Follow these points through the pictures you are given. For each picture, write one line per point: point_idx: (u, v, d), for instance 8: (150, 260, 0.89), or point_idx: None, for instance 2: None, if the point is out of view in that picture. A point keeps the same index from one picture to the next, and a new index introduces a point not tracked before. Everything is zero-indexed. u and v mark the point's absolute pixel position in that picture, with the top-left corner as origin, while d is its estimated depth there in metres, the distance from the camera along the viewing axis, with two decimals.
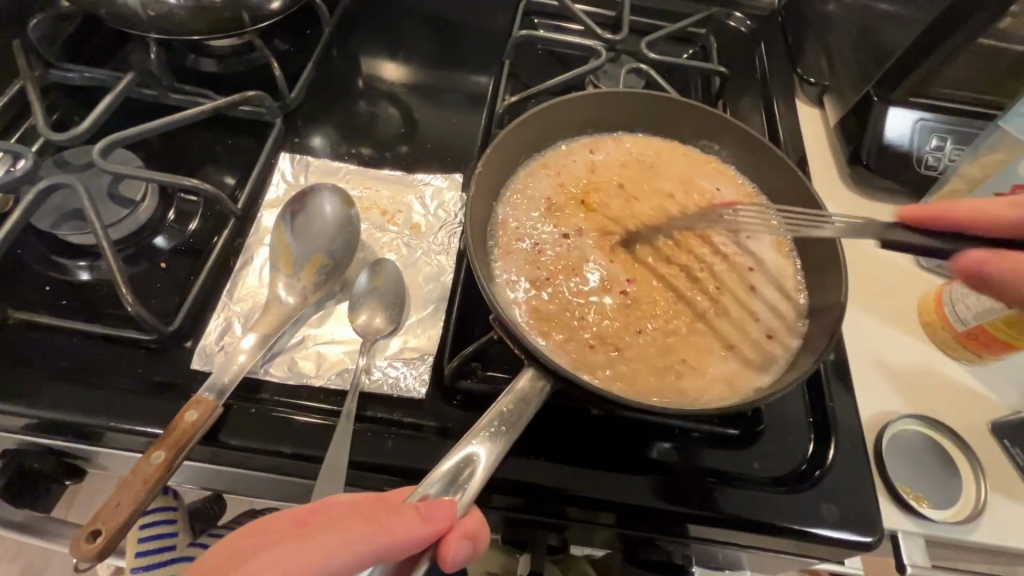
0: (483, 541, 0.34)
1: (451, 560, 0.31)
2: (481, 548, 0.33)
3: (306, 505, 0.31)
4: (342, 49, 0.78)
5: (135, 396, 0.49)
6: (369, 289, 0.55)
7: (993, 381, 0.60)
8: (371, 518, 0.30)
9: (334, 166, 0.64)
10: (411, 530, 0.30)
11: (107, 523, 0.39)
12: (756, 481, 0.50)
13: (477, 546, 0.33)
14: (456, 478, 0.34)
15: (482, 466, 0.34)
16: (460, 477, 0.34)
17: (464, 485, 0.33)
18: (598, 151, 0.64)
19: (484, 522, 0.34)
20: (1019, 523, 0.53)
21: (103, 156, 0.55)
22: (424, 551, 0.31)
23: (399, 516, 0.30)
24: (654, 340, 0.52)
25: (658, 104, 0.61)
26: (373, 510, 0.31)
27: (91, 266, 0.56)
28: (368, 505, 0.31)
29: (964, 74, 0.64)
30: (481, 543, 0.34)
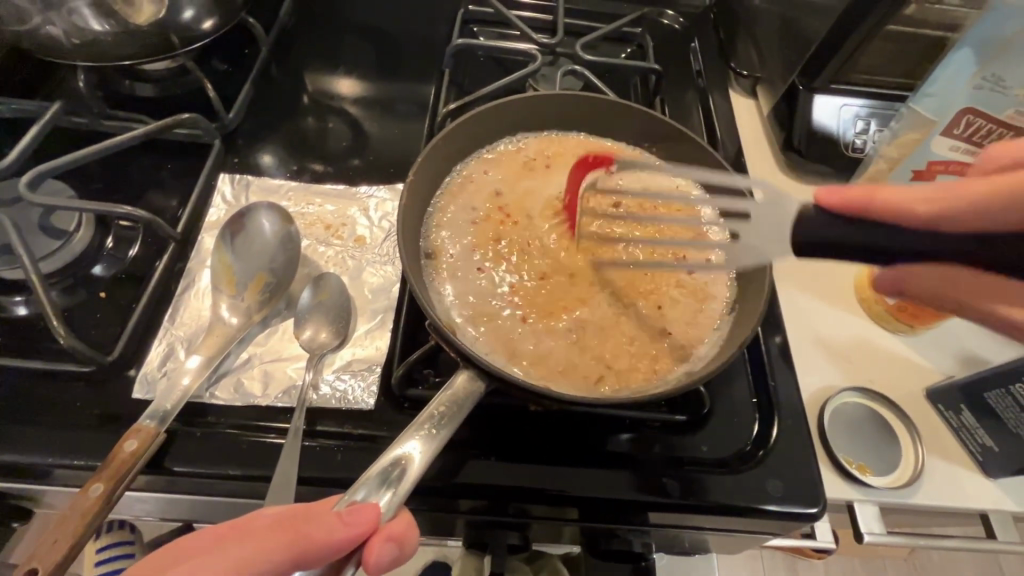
0: (412, 541, 0.36)
1: (375, 563, 0.33)
2: (408, 549, 0.36)
3: (225, 522, 0.33)
4: (282, 67, 0.78)
5: (76, 429, 0.48)
6: (314, 304, 0.55)
7: (927, 350, 0.63)
8: (292, 527, 0.32)
9: (276, 183, 0.64)
10: (333, 537, 0.32)
11: (44, 562, 0.38)
12: (704, 463, 0.52)
13: (404, 548, 0.35)
14: (387, 479, 0.36)
15: (413, 467, 0.36)
16: (391, 478, 0.36)
17: (395, 487, 0.35)
18: (529, 154, 0.65)
19: (411, 525, 0.36)
20: (955, 482, 0.55)
21: (29, 187, 0.54)
22: (350, 555, 0.33)
23: (321, 524, 0.32)
24: (595, 333, 0.53)
25: (579, 103, 0.63)
26: (293, 519, 0.33)
27: (27, 301, 0.55)
28: (289, 516, 0.33)
29: (878, 59, 0.67)
30: (409, 546, 0.36)
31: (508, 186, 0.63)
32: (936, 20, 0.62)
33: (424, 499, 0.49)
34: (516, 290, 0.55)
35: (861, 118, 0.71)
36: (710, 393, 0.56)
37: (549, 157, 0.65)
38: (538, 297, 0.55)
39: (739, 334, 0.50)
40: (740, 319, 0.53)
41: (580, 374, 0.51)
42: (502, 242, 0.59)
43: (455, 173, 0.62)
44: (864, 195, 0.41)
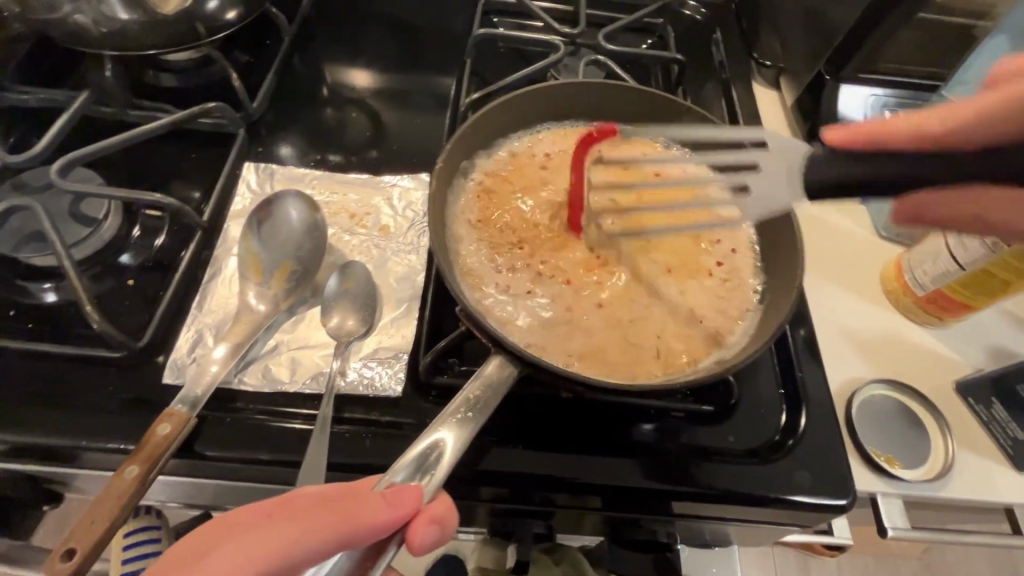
0: (450, 527, 0.36)
1: (417, 545, 0.34)
2: (449, 531, 0.36)
3: (270, 500, 0.33)
4: (303, 58, 0.78)
5: (108, 413, 0.49)
6: (340, 292, 0.55)
7: (957, 343, 0.62)
8: (334, 508, 0.32)
9: (300, 173, 0.64)
10: (376, 516, 0.32)
11: (83, 542, 0.39)
12: (731, 454, 0.51)
13: (446, 529, 0.35)
14: (423, 462, 0.36)
15: (449, 451, 0.36)
16: (427, 462, 0.36)
17: (432, 471, 0.35)
18: (547, 145, 0.65)
19: (451, 509, 0.36)
20: (985, 475, 0.55)
21: (60, 174, 0.54)
22: (392, 537, 0.34)
23: (363, 505, 0.32)
24: (625, 324, 0.53)
25: (597, 92, 0.62)
26: (338, 500, 0.33)
27: (57, 288, 0.56)
28: (331, 496, 0.33)
29: (907, 49, 0.67)
30: (449, 528, 0.36)
31: (530, 178, 0.62)
32: (970, 8, 0.61)
33: (450, 486, 0.49)
34: (543, 282, 0.55)
35: (887, 107, 0.70)
36: (737, 383, 0.56)
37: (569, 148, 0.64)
38: (564, 285, 0.55)
39: (770, 322, 0.50)
40: (769, 308, 0.53)
41: (611, 365, 0.51)
42: (526, 233, 0.58)
43: (474, 166, 0.62)
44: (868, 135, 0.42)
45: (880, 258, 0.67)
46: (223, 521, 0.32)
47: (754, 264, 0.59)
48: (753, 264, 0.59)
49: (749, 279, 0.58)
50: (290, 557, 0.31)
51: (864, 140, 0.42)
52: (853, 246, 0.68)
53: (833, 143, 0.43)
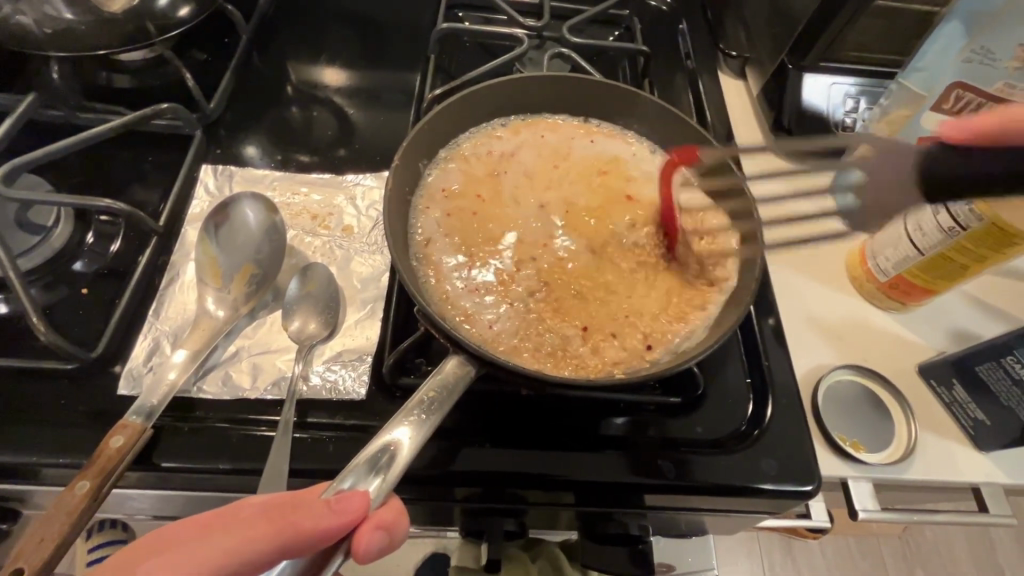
0: (401, 531, 0.36)
1: (365, 551, 0.34)
2: (399, 537, 0.36)
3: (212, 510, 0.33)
4: (264, 56, 0.76)
5: (61, 427, 0.47)
6: (302, 295, 0.54)
7: (919, 326, 0.63)
8: (277, 516, 0.32)
9: (260, 174, 0.63)
10: (322, 524, 0.32)
11: (28, 562, 0.38)
12: (698, 445, 0.52)
13: (394, 537, 0.35)
14: (375, 465, 0.36)
15: (402, 453, 0.36)
16: (379, 464, 0.36)
17: (384, 472, 0.35)
18: (508, 141, 0.64)
19: (401, 514, 0.36)
20: (948, 456, 0.56)
21: (3, 183, 0.52)
22: (339, 544, 0.34)
23: (310, 512, 0.33)
24: (594, 320, 0.53)
25: (552, 84, 0.62)
26: (279, 510, 0.33)
27: (5, 299, 0.54)
28: (276, 505, 0.33)
29: (867, 37, 0.67)
30: (399, 533, 0.36)
31: (494, 175, 0.61)
32: None
33: (418, 488, 0.49)
34: (512, 279, 0.55)
35: (850, 96, 0.71)
36: (704, 374, 0.56)
37: (530, 144, 0.64)
38: (526, 281, 0.55)
39: (735, 308, 0.50)
40: (731, 296, 0.53)
41: (582, 360, 0.51)
42: (493, 230, 0.58)
43: (435, 164, 0.61)
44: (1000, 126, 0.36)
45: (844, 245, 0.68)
46: (162, 531, 0.32)
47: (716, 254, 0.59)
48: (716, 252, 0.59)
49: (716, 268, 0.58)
50: (227, 568, 0.31)
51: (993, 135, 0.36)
52: None
53: (956, 141, 0.38)
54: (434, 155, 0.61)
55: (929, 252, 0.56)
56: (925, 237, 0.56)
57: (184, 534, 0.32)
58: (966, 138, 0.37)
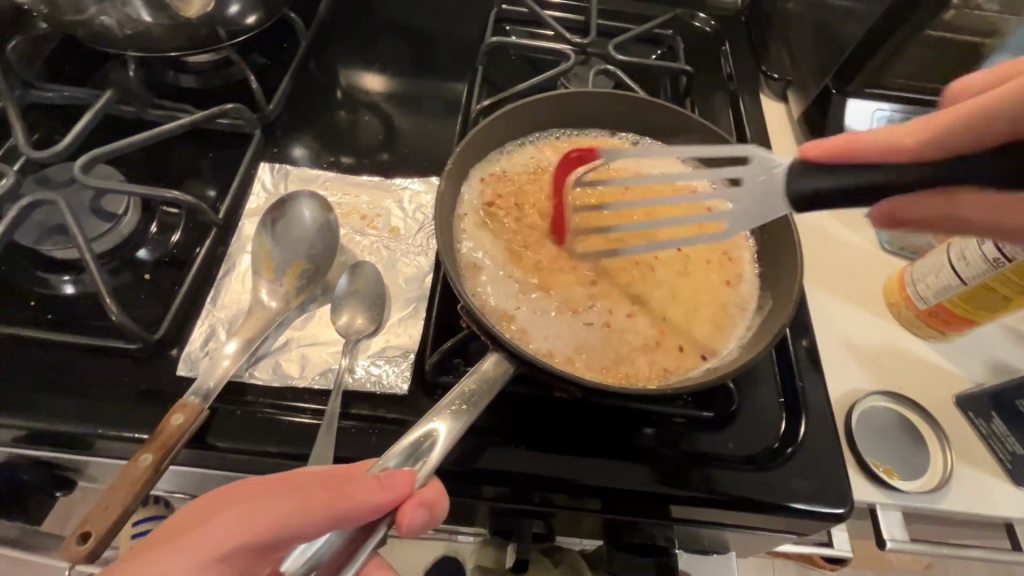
0: (441, 509, 0.38)
1: (407, 525, 0.36)
2: (438, 516, 0.37)
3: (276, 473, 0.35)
4: (318, 62, 0.79)
5: (122, 403, 0.50)
6: (350, 291, 0.56)
7: (957, 357, 0.62)
8: (332, 487, 0.35)
9: (313, 174, 0.65)
10: (371, 497, 0.34)
11: (97, 526, 0.40)
12: (729, 460, 0.52)
13: (435, 513, 0.37)
14: (415, 450, 0.38)
15: (441, 439, 0.38)
16: (419, 450, 0.38)
17: (424, 458, 0.37)
18: (547, 155, 0.66)
19: (442, 495, 0.38)
20: (984, 489, 0.55)
21: (82, 171, 0.56)
22: (383, 517, 0.35)
23: (362, 486, 0.35)
24: (637, 331, 0.54)
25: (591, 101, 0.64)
26: (333, 482, 0.35)
27: (75, 280, 0.57)
28: (331, 476, 0.35)
29: (914, 67, 0.68)
30: (439, 511, 0.38)
31: (535, 187, 0.63)
32: (975, 25, 0.62)
33: (451, 484, 0.51)
34: (555, 288, 0.56)
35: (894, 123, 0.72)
36: (738, 391, 0.56)
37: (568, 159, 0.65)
38: (567, 289, 0.56)
39: (775, 322, 0.51)
40: (769, 315, 0.53)
41: (624, 367, 0.52)
42: (535, 240, 0.59)
43: (479, 177, 0.63)
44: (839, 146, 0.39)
45: (882, 271, 0.68)
46: (228, 492, 0.35)
47: (752, 270, 0.60)
48: (754, 269, 0.60)
49: (751, 284, 0.59)
50: (283, 531, 0.33)
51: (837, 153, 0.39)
52: (853, 258, 0.69)
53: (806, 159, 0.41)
54: (477, 168, 0.62)
55: (972, 282, 0.56)
56: (968, 266, 0.56)
57: (248, 496, 0.35)
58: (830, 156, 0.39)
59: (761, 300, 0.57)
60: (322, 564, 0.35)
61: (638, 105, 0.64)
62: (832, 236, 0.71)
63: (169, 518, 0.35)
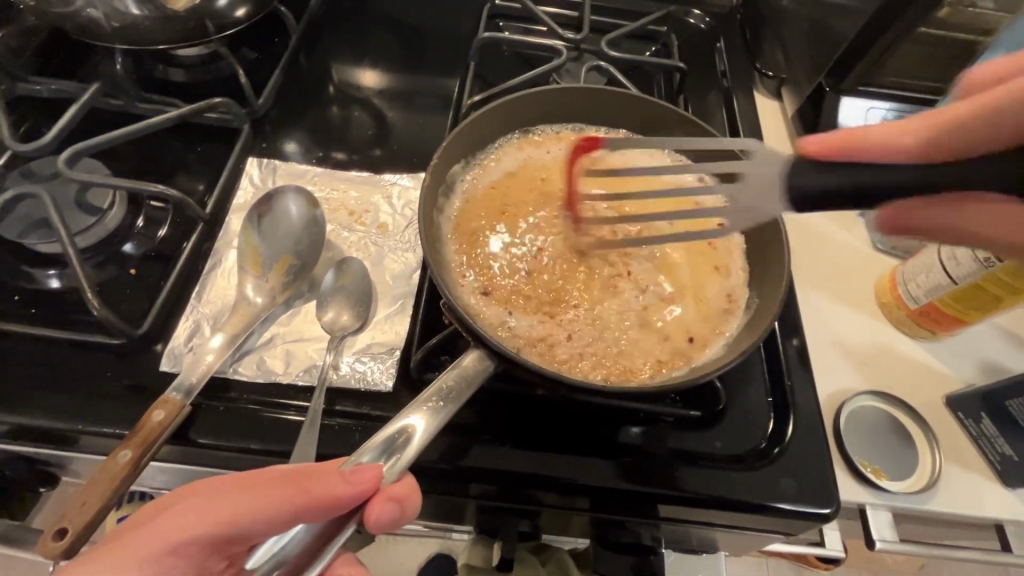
0: (413, 506, 0.37)
1: (376, 521, 0.35)
2: (410, 513, 0.37)
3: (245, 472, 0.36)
4: (310, 57, 0.79)
5: (105, 399, 0.50)
6: (337, 287, 0.56)
7: (948, 357, 0.62)
8: (297, 484, 0.35)
9: (302, 169, 0.65)
10: (337, 492, 0.34)
11: (73, 523, 0.40)
12: (716, 459, 0.52)
13: (404, 511, 0.37)
14: (391, 447, 0.37)
15: (418, 436, 0.37)
16: (395, 446, 0.37)
17: (398, 454, 0.37)
18: (532, 151, 0.65)
19: (415, 491, 0.37)
20: (973, 489, 0.55)
21: (67, 165, 0.56)
22: (352, 513, 0.35)
23: (329, 481, 0.34)
24: (627, 329, 0.54)
25: (581, 97, 0.64)
26: (298, 477, 0.35)
27: (60, 275, 0.57)
28: (296, 474, 0.35)
29: (908, 65, 0.67)
30: (410, 509, 0.37)
31: (520, 184, 0.62)
32: (970, 23, 0.62)
33: (436, 482, 0.50)
34: (545, 283, 0.56)
35: (888, 121, 0.71)
36: (726, 390, 0.56)
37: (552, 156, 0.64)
38: (554, 285, 0.56)
39: (763, 316, 0.51)
40: (758, 312, 0.53)
41: (618, 365, 0.52)
42: (522, 234, 0.59)
43: (465, 174, 0.62)
44: (844, 138, 0.41)
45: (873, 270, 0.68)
46: (206, 484, 0.36)
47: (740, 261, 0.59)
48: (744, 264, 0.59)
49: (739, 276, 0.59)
50: (249, 523, 0.34)
51: (840, 147, 0.41)
52: (844, 256, 0.69)
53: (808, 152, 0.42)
54: (462, 165, 0.61)
55: (962, 282, 0.56)
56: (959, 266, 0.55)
57: (219, 490, 0.35)
58: (822, 150, 0.41)
59: (749, 297, 0.57)
60: (287, 562, 0.34)
61: (630, 101, 0.63)
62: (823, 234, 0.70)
63: (139, 510, 0.37)
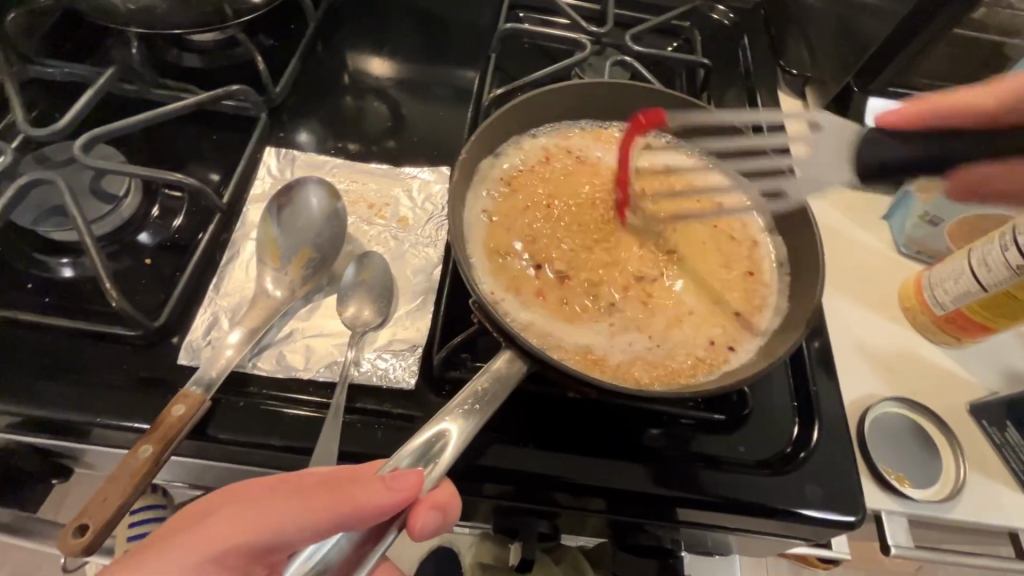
0: (453, 511, 0.38)
1: (420, 528, 0.36)
2: (450, 519, 0.38)
3: (281, 476, 0.36)
4: (326, 45, 0.77)
5: (123, 392, 0.49)
6: (357, 282, 0.55)
7: (971, 364, 0.62)
8: (332, 489, 0.34)
9: (321, 159, 0.64)
10: (377, 499, 0.33)
11: (95, 519, 0.39)
12: (741, 464, 0.51)
13: (447, 516, 0.37)
14: (427, 452, 0.36)
15: (454, 441, 0.37)
16: (431, 451, 0.36)
17: (435, 460, 0.36)
18: (556, 147, 0.63)
19: (454, 496, 0.38)
20: (995, 498, 0.54)
21: (84, 151, 0.54)
22: (394, 520, 0.35)
23: (368, 487, 0.34)
24: (668, 330, 0.53)
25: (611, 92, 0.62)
26: (335, 482, 0.35)
27: (74, 264, 0.56)
28: (332, 477, 0.35)
29: None
30: (451, 514, 0.38)
31: (547, 179, 0.61)
32: (1003, 26, 0.62)
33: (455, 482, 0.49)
34: (578, 282, 0.55)
35: None
36: (750, 394, 0.56)
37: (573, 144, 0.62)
38: (582, 283, 0.54)
39: (801, 315, 0.50)
40: (791, 316, 0.52)
41: (649, 368, 0.51)
42: (547, 232, 0.57)
43: (490, 171, 0.61)
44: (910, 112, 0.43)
45: (896, 275, 0.67)
46: (235, 489, 0.36)
47: (771, 260, 0.59)
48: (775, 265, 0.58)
49: (775, 274, 0.58)
50: (279, 530, 0.33)
51: (917, 115, 0.42)
52: (869, 261, 0.68)
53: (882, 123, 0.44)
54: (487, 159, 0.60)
55: (993, 289, 0.55)
56: (991, 273, 0.54)
57: (250, 494, 0.35)
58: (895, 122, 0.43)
59: (781, 303, 0.55)
60: (331, 568, 0.34)
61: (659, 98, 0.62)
62: (849, 239, 0.69)
63: (170, 516, 0.36)
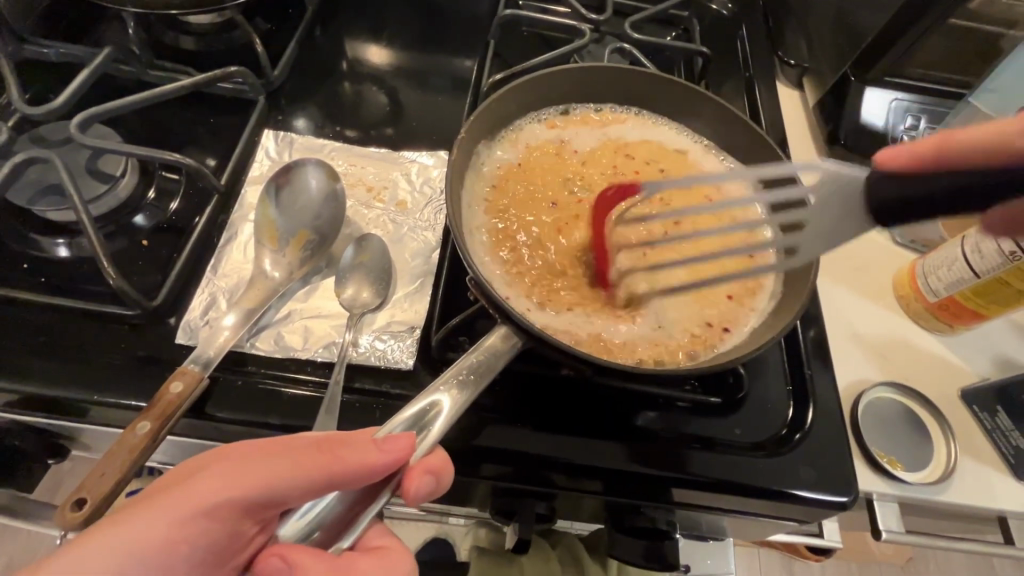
0: (447, 478, 0.38)
1: (413, 492, 0.36)
2: (444, 484, 0.38)
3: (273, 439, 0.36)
4: (324, 31, 0.77)
5: (120, 370, 0.49)
6: (356, 264, 0.55)
7: (963, 351, 0.62)
8: (326, 451, 0.35)
9: (318, 143, 0.63)
10: (370, 460, 0.34)
11: (93, 493, 0.39)
12: (736, 446, 0.52)
13: (440, 482, 0.38)
14: (420, 421, 0.37)
15: (447, 411, 0.37)
16: (424, 420, 0.37)
17: (428, 428, 0.37)
18: (554, 132, 0.64)
19: (447, 462, 0.38)
20: (985, 481, 0.55)
21: (80, 130, 0.54)
22: (387, 483, 0.35)
23: (362, 449, 0.34)
24: (665, 312, 0.54)
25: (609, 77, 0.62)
26: (328, 443, 0.35)
27: (69, 244, 0.55)
28: (324, 441, 0.36)
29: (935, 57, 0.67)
30: (445, 480, 0.38)
31: (545, 164, 0.61)
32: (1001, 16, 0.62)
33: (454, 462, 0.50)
34: (575, 264, 0.55)
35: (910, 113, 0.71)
36: (746, 377, 0.56)
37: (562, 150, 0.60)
38: (579, 265, 0.55)
39: (795, 295, 0.51)
40: (786, 298, 0.53)
41: (646, 349, 0.51)
42: (545, 215, 0.58)
43: (488, 155, 0.61)
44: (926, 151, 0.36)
45: (891, 263, 0.68)
46: (228, 449, 0.36)
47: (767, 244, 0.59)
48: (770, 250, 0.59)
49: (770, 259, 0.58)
50: (275, 489, 0.34)
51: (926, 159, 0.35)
52: (864, 250, 0.68)
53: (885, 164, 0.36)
54: (486, 142, 0.60)
55: (985, 276, 0.55)
56: (984, 260, 0.55)
57: (245, 457, 0.35)
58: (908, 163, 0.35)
59: (776, 285, 0.56)
60: (323, 526, 0.35)
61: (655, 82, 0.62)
62: None
63: (161, 476, 0.37)
